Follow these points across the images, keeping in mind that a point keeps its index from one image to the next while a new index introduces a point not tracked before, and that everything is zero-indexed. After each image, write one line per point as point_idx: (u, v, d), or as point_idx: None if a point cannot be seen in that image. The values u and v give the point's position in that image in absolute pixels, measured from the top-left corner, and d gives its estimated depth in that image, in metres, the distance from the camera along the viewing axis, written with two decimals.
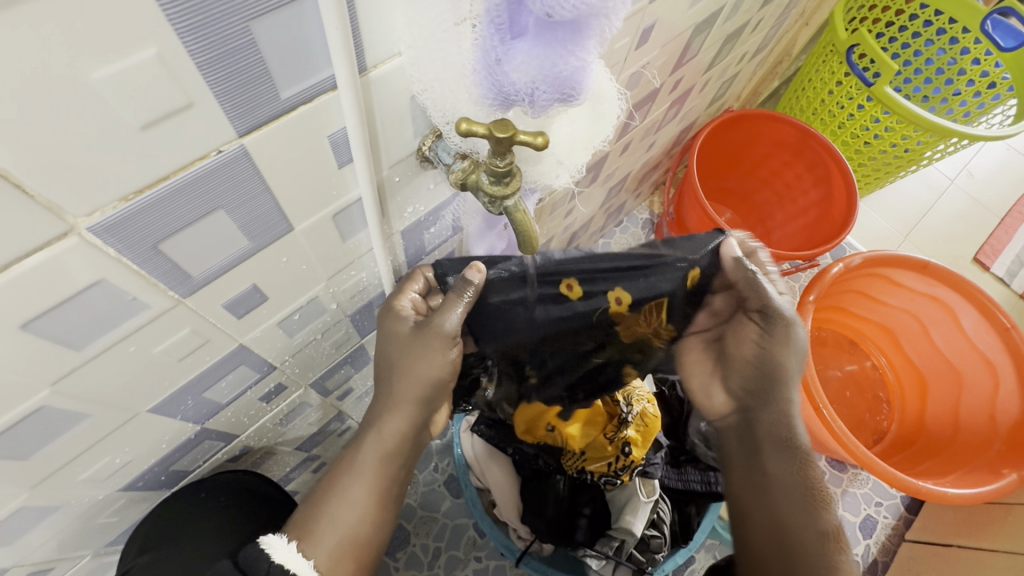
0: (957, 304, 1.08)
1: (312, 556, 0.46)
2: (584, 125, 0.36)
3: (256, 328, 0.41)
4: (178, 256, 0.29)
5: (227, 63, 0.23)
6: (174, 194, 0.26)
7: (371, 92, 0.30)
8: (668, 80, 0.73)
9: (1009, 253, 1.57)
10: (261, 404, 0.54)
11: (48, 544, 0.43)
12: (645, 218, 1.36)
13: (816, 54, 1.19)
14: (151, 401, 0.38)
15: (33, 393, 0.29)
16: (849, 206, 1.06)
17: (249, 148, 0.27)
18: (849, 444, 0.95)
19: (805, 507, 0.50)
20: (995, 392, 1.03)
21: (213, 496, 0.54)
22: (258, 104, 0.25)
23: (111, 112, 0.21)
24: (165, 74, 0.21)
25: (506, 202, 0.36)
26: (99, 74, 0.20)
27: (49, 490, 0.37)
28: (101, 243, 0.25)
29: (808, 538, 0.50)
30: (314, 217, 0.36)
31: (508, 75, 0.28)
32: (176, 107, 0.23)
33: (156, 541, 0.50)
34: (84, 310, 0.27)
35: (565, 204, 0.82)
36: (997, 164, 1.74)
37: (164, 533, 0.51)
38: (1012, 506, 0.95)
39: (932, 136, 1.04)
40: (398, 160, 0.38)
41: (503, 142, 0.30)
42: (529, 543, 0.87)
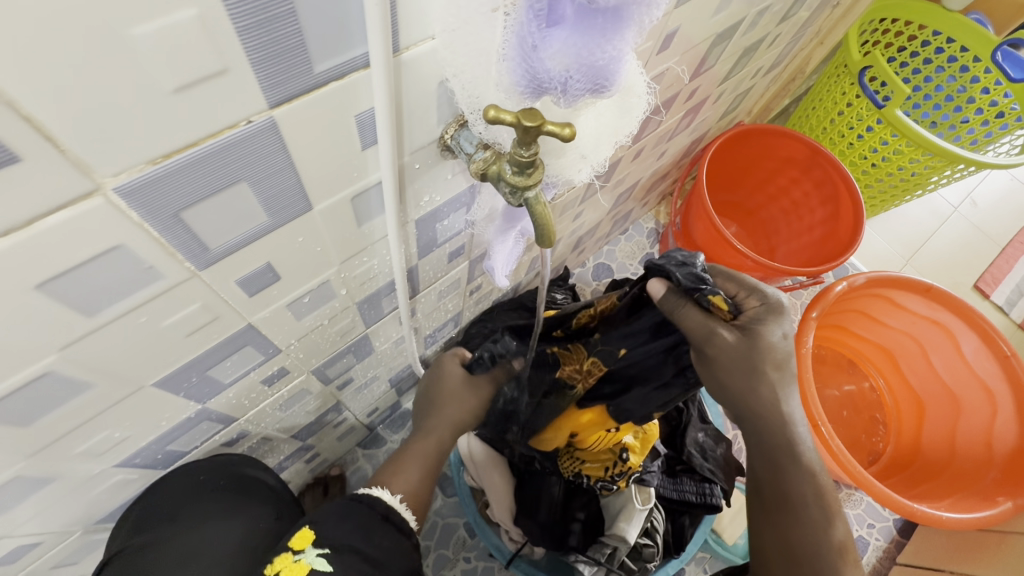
0: (958, 328, 1.09)
1: (395, 493, 0.53)
2: (610, 119, 0.36)
3: (265, 307, 0.41)
4: (198, 227, 0.29)
5: (265, 31, 0.23)
6: (201, 161, 0.26)
7: (402, 73, 0.30)
8: (685, 89, 0.74)
9: (1009, 282, 1.58)
10: (263, 388, 0.53)
11: (37, 518, 0.42)
12: (651, 228, 1.36)
13: (828, 74, 1.20)
14: (156, 376, 0.37)
15: (40, 358, 0.28)
16: (855, 225, 1.07)
17: (278, 121, 0.27)
18: (847, 463, 0.95)
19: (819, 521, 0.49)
20: (992, 420, 1.03)
21: (212, 480, 0.53)
22: (295, 75, 0.25)
23: (147, 70, 0.21)
24: (202, 34, 0.21)
25: (527, 193, 0.36)
26: (141, 30, 0.19)
27: (47, 461, 0.36)
28: (124, 206, 0.25)
29: (823, 555, 0.47)
30: (334, 198, 0.36)
31: (544, 62, 0.28)
32: (212, 72, 0.22)
33: (153, 522, 0.50)
34: (100, 275, 0.27)
35: (576, 206, 0.82)
36: (1001, 194, 1.75)
37: (162, 515, 0.50)
38: (1006, 533, 0.95)
39: (940, 161, 1.04)
40: (420, 147, 0.38)
41: (531, 131, 0.30)
42: (521, 546, 0.87)
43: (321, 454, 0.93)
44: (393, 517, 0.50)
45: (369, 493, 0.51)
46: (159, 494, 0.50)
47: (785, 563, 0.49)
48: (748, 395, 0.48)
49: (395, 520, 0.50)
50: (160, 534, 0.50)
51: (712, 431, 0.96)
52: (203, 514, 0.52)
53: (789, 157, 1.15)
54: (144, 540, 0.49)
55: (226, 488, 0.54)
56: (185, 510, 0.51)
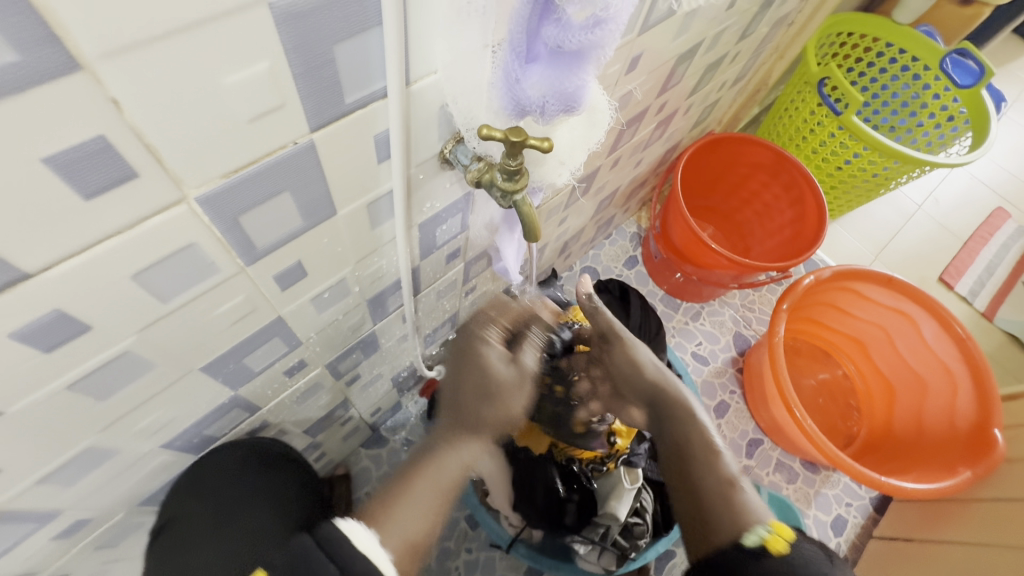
0: (918, 315, 1.18)
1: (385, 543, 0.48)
2: (582, 132, 0.43)
3: (293, 301, 0.48)
4: (250, 229, 0.36)
5: (313, 76, 0.30)
6: (258, 176, 0.33)
7: (411, 101, 0.37)
8: (654, 103, 0.82)
9: (971, 274, 1.68)
10: (284, 379, 0.59)
11: (94, 495, 0.48)
12: (633, 232, 1.44)
13: (792, 85, 1.29)
14: (203, 360, 0.44)
15: (123, 339, 0.35)
16: (820, 224, 1.16)
17: (316, 142, 0.34)
18: (820, 442, 1.02)
19: (711, 464, 0.61)
20: (953, 398, 1.11)
21: (245, 456, 0.59)
22: (331, 107, 0.32)
23: (230, 108, 0.28)
24: (270, 80, 0.28)
25: (515, 196, 0.43)
26: (230, 80, 0.26)
27: (112, 435, 0.42)
28: (200, 212, 0.31)
29: (715, 486, 0.59)
30: (354, 204, 0.43)
31: (525, 91, 0.36)
32: (273, 106, 0.29)
33: (195, 495, 0.56)
34: (176, 268, 0.33)
35: (560, 212, 0.89)
36: (962, 192, 1.86)
37: (204, 488, 0.56)
38: (969, 502, 1.03)
39: (896, 162, 1.14)
40: (424, 160, 0.45)
41: (516, 145, 0.37)
42: (520, 530, 0.93)
43: (329, 452, 0.99)
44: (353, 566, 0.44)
45: (334, 526, 0.47)
46: (201, 469, 0.56)
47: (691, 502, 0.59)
48: (629, 367, 0.72)
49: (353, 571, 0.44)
50: (203, 504, 0.56)
51: None
52: (238, 486, 0.59)
53: (758, 162, 1.24)
54: (190, 508, 0.56)
55: (257, 463, 0.60)
56: (224, 483, 0.57)
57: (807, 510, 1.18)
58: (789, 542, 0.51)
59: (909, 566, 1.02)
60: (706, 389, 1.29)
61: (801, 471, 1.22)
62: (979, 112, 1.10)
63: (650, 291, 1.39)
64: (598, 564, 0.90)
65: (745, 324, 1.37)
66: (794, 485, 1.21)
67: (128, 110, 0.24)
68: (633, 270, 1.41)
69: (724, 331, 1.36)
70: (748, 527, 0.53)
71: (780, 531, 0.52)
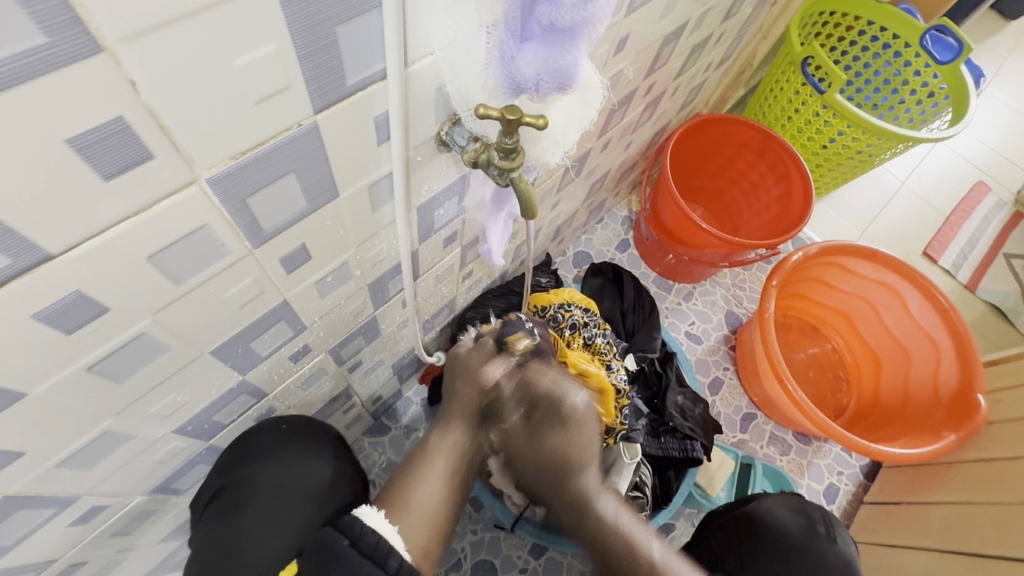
0: (903, 288, 1.21)
1: (397, 523, 0.57)
2: (575, 110, 0.44)
3: (298, 285, 0.49)
4: (257, 211, 0.37)
5: (317, 57, 0.31)
6: (264, 157, 0.34)
7: (410, 83, 0.39)
8: (642, 85, 0.83)
9: (954, 247, 1.72)
10: (290, 364, 0.60)
11: (110, 479, 0.49)
12: (624, 216, 1.46)
13: (776, 65, 1.31)
14: (213, 343, 0.45)
15: (139, 320, 0.36)
16: (806, 201, 1.18)
17: (320, 124, 0.35)
18: (810, 412, 1.05)
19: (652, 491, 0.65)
20: (937, 367, 1.15)
21: (290, 428, 0.66)
22: (334, 88, 0.34)
23: (241, 90, 0.29)
24: (277, 62, 0.29)
25: (512, 174, 0.44)
26: (240, 61, 0.27)
27: (128, 418, 0.43)
28: (211, 194, 0.32)
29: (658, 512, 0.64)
30: (355, 186, 0.44)
31: (520, 69, 0.37)
32: (280, 87, 0.30)
33: (243, 463, 0.61)
34: (188, 250, 0.34)
35: (553, 195, 0.91)
36: (944, 168, 1.90)
37: (253, 454, 0.61)
38: (952, 464, 1.08)
39: (880, 139, 1.17)
40: (422, 142, 0.46)
41: (512, 123, 0.39)
42: (523, 508, 0.95)
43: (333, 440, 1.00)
44: (364, 540, 0.49)
45: (357, 519, 0.51)
46: (249, 439, 0.62)
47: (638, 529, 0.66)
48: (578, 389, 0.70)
49: (361, 546, 0.48)
50: (252, 470, 0.61)
51: (690, 393, 1.06)
52: (285, 458, 0.63)
53: (745, 142, 1.26)
54: (241, 474, 0.61)
55: (303, 438, 0.66)
56: (272, 452, 0.63)
57: (800, 480, 1.22)
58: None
59: (898, 527, 1.06)
60: (700, 367, 1.32)
61: (794, 443, 1.26)
62: (959, 87, 1.11)
63: (643, 273, 1.41)
64: None
65: (736, 302, 1.40)
66: (787, 456, 1.24)
67: (145, 92, 0.25)
68: (625, 253, 1.43)
69: (715, 310, 1.39)
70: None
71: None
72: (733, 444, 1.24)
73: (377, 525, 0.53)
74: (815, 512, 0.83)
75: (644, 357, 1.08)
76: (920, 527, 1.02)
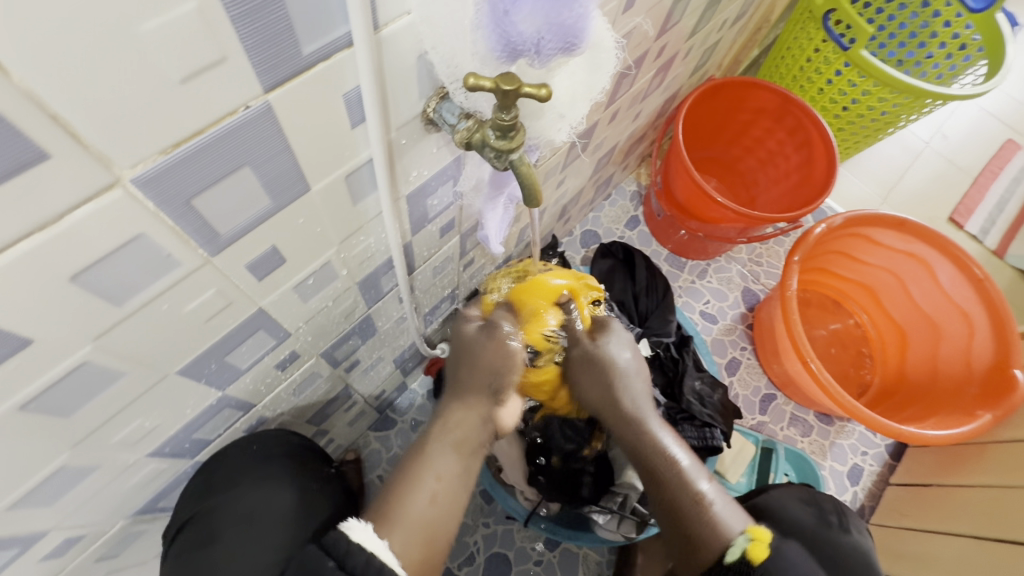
0: (933, 258, 1.14)
1: (387, 537, 0.49)
2: (583, 76, 0.37)
3: (274, 290, 0.43)
4: (207, 213, 0.31)
5: (256, 18, 0.24)
6: (206, 150, 0.27)
7: (383, 51, 0.32)
8: (653, 47, 0.75)
9: (981, 212, 1.63)
10: (277, 372, 0.55)
11: (83, 510, 0.45)
12: (633, 191, 1.38)
13: (793, 21, 1.21)
14: (180, 362, 0.39)
15: (77, 349, 0.31)
16: (829, 168, 1.10)
17: (274, 104, 0.29)
18: (836, 394, 0.99)
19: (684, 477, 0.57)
20: (970, 341, 1.08)
21: (264, 447, 0.60)
22: (287, 59, 0.27)
23: (157, 64, 0.22)
24: (201, 25, 0.23)
25: (511, 155, 0.38)
26: (150, 25, 0.21)
27: (87, 451, 0.38)
28: (142, 197, 0.26)
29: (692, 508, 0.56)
30: (328, 177, 0.37)
31: (516, 26, 0.30)
32: (212, 60, 0.24)
33: (211, 492, 0.55)
34: (124, 264, 0.29)
35: (558, 173, 0.84)
36: (971, 126, 1.79)
37: (223, 482, 0.56)
38: (986, 445, 1.02)
39: (907, 97, 1.08)
40: (405, 122, 0.39)
41: (509, 94, 0.32)
42: (536, 504, 0.91)
43: (336, 439, 0.97)
44: (351, 560, 0.46)
45: (343, 535, 0.47)
46: (216, 466, 0.56)
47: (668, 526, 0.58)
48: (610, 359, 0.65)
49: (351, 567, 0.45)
50: (223, 499, 0.56)
51: (707, 378, 1.01)
52: (260, 479, 0.58)
53: (762, 107, 1.17)
54: (209, 504, 0.55)
55: (276, 457, 0.60)
56: (245, 476, 0.57)
57: (823, 462, 1.17)
58: (768, 545, 0.54)
59: (930, 511, 1.02)
60: (716, 348, 1.26)
61: (816, 424, 1.21)
62: (994, 36, 1.03)
63: (654, 250, 1.34)
64: (619, 533, 0.89)
65: (753, 278, 1.33)
66: (809, 437, 1.19)
67: (15, 71, 0.19)
68: (635, 230, 1.36)
69: (731, 288, 1.32)
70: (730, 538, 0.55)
71: (759, 537, 0.55)
72: (752, 427, 1.20)
73: (375, 549, 0.47)
74: (828, 503, 0.77)
75: (659, 342, 1.02)
76: (955, 511, 0.98)
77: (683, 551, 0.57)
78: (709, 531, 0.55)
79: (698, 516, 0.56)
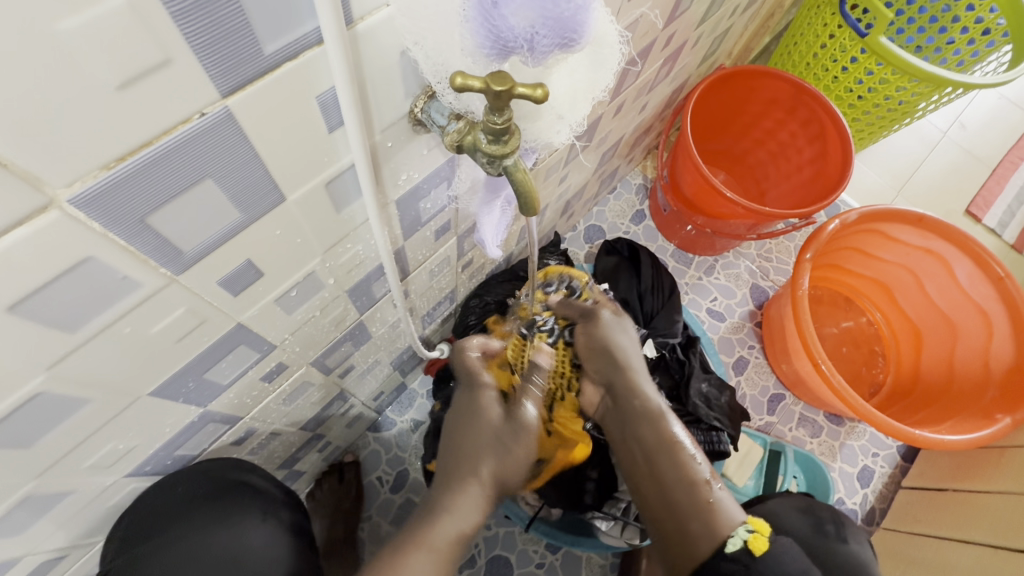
0: (950, 255, 1.10)
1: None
2: (584, 74, 0.34)
3: (253, 305, 0.40)
4: (167, 231, 0.28)
5: (204, 13, 0.21)
6: (155, 164, 0.24)
7: (360, 47, 0.28)
8: (661, 36, 0.71)
9: (1001, 204, 1.57)
10: (264, 384, 0.53)
11: (59, 531, 0.43)
12: (639, 183, 1.34)
13: (808, 7, 1.16)
14: (152, 384, 0.37)
15: (28, 378, 0.28)
16: (844, 161, 1.05)
17: (234, 111, 0.26)
18: (849, 397, 0.96)
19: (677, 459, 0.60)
20: (989, 341, 1.05)
21: (190, 491, 0.50)
22: (245, 60, 0.24)
23: (86, 70, 0.20)
24: (137, 23, 0.20)
25: (505, 161, 0.34)
26: (68, 25, 0.18)
27: (55, 477, 0.37)
28: (84, 217, 0.24)
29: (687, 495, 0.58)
30: (307, 186, 0.34)
31: (507, 20, 0.27)
32: (154, 64, 0.21)
33: (134, 540, 0.49)
34: (73, 289, 0.26)
35: (560, 169, 0.80)
36: (990, 115, 1.73)
37: (145, 531, 0.49)
38: (1004, 449, 0.99)
39: (926, 86, 1.03)
40: (391, 123, 0.36)
41: (501, 96, 0.29)
42: (537, 509, 0.89)
43: (333, 442, 0.94)
44: None
45: None
46: (137, 511, 0.48)
47: (667, 518, 0.59)
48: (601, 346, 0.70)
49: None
50: (147, 550, 0.49)
51: (715, 380, 0.97)
52: (186, 524, 0.50)
53: (774, 97, 1.12)
54: (134, 556, 0.48)
55: (208, 500, 0.51)
56: (169, 525, 0.49)
57: (832, 464, 1.15)
58: (769, 538, 0.53)
59: (944, 518, 1.00)
60: (724, 346, 1.23)
61: (826, 424, 1.18)
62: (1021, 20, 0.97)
63: (660, 246, 1.30)
64: (622, 539, 0.87)
65: (762, 275, 1.29)
66: (818, 439, 1.16)
67: None
68: (640, 225, 1.32)
69: (740, 284, 1.28)
70: (730, 528, 0.55)
71: (760, 529, 0.54)
72: (759, 428, 1.17)
73: None
74: (824, 512, 0.74)
75: (664, 344, 1.00)
76: (973, 518, 0.95)
77: (681, 546, 0.57)
78: (707, 519, 0.56)
79: (697, 505, 0.57)
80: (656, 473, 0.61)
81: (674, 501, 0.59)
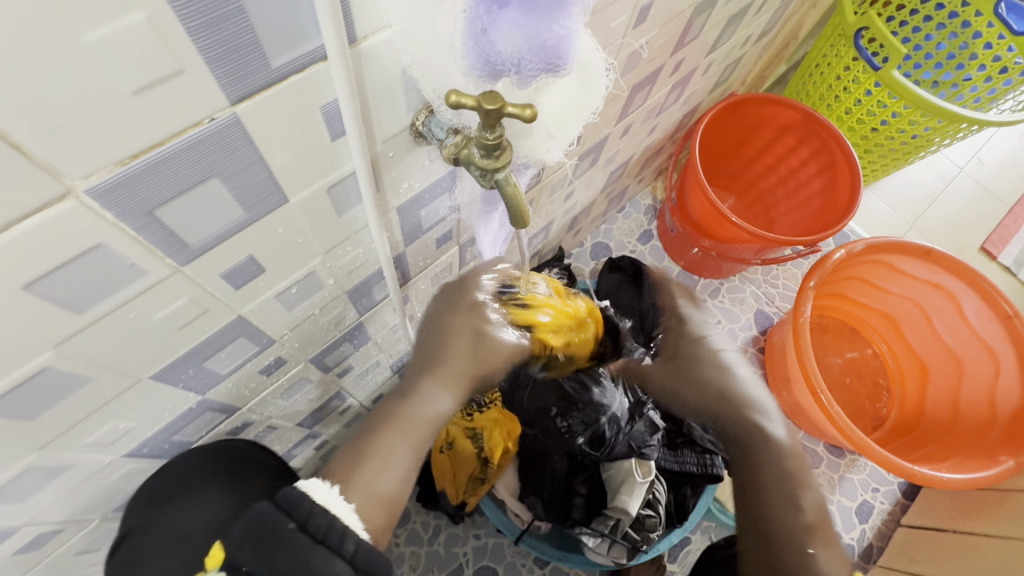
0: (959, 291, 1.08)
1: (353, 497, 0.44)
2: (574, 96, 0.35)
3: (254, 299, 0.42)
4: (175, 224, 0.30)
5: (216, 29, 0.23)
6: (164, 162, 0.27)
7: (362, 64, 0.31)
8: (669, 62, 0.73)
9: (1017, 242, 1.55)
10: (262, 377, 0.55)
11: (56, 506, 0.45)
12: (648, 205, 1.36)
13: (825, 37, 1.16)
14: (152, 368, 0.39)
15: (37, 353, 0.31)
16: (853, 192, 1.05)
17: (242, 117, 0.28)
18: (846, 429, 0.94)
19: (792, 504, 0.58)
20: (996, 379, 1.03)
21: (206, 464, 0.55)
22: (251, 72, 0.26)
23: (105, 76, 0.22)
24: (154, 37, 0.22)
25: (496, 175, 0.36)
26: (91, 37, 0.21)
27: (56, 451, 0.39)
28: (99, 208, 0.26)
29: (793, 531, 0.57)
30: (309, 190, 0.36)
31: (494, 45, 0.29)
32: (167, 72, 0.23)
33: (153, 505, 0.53)
34: (85, 272, 0.29)
35: (566, 185, 0.81)
36: (1010, 152, 1.71)
37: (164, 496, 0.53)
38: (1008, 491, 0.97)
39: (941, 121, 1.02)
40: (392, 135, 0.38)
41: (492, 114, 0.31)
42: (528, 523, 0.91)
43: (330, 441, 0.96)
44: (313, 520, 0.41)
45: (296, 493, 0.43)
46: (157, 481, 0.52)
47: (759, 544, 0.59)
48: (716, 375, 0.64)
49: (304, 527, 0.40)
50: (164, 512, 0.53)
51: None
52: (204, 492, 0.55)
53: (783, 125, 1.14)
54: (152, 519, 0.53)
55: (223, 474, 0.56)
56: (187, 490, 0.54)
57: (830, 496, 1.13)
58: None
59: (941, 558, 0.97)
60: None
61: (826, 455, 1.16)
62: None
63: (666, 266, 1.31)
64: (609, 557, 0.87)
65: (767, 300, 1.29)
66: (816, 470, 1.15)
67: None
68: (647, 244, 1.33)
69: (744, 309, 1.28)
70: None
71: None
72: None
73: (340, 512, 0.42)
74: None
75: None
76: (968, 559, 0.92)
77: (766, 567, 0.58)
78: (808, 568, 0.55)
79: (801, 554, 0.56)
80: (757, 501, 0.60)
81: (774, 538, 0.58)
